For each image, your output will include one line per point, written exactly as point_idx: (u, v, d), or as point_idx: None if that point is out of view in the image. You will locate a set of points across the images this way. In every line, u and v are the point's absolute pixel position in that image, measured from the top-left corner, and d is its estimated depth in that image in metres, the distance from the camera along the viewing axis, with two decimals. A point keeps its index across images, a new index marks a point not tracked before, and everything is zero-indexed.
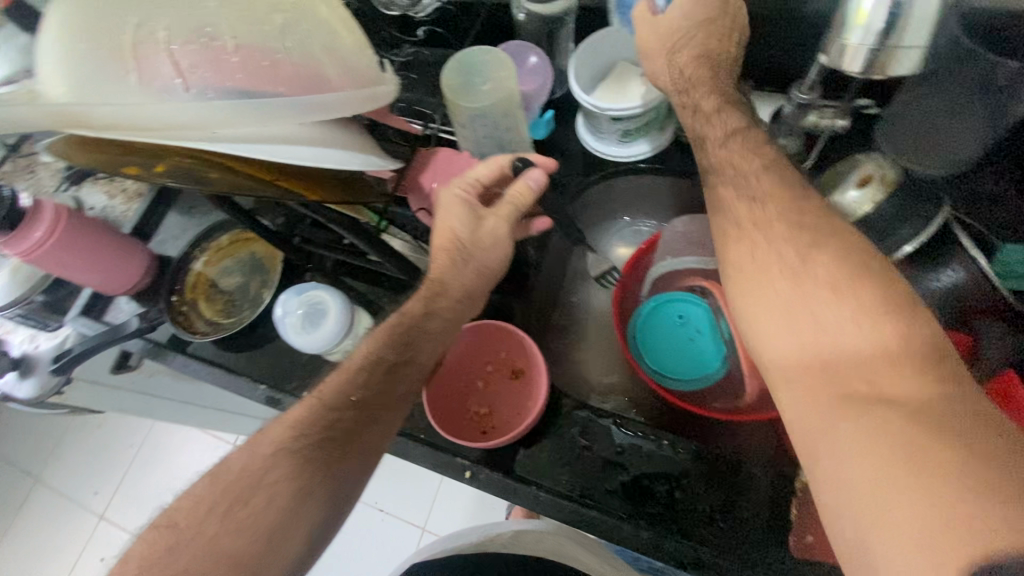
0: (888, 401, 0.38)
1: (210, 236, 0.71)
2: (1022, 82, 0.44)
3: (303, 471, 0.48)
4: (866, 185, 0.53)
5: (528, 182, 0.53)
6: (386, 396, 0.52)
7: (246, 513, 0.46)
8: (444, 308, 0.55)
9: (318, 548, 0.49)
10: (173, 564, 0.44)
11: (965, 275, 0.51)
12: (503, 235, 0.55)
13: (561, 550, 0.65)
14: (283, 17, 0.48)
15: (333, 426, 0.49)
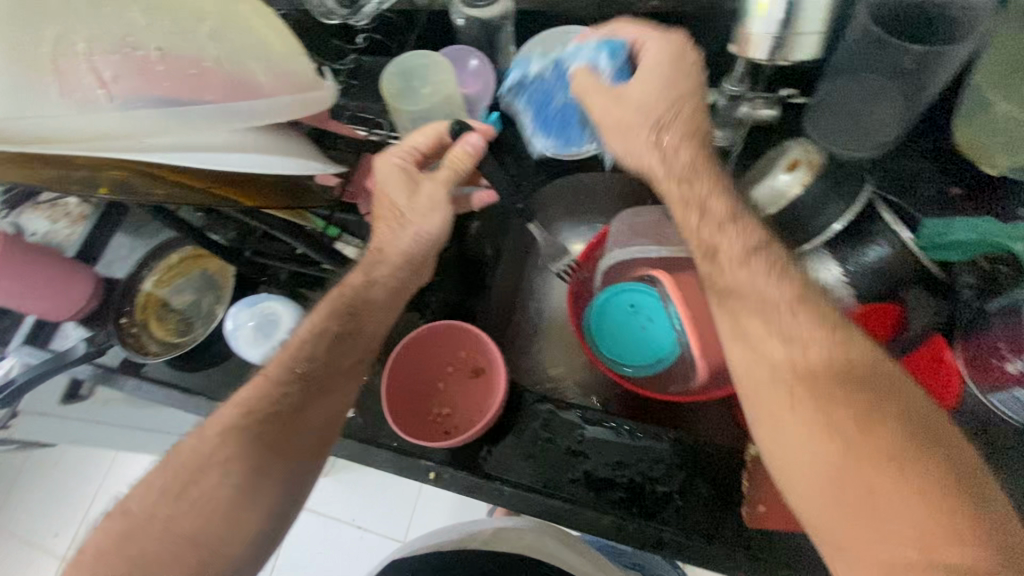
0: (862, 442, 0.40)
1: (161, 255, 0.81)
2: (924, 67, 0.57)
3: (252, 451, 0.47)
4: (796, 169, 0.58)
5: (465, 147, 0.52)
6: (334, 365, 0.51)
7: (199, 494, 0.47)
8: (384, 276, 0.54)
9: (282, 526, 0.49)
10: (132, 547, 0.46)
11: (892, 251, 0.57)
12: (441, 200, 0.54)
13: (545, 550, 0.62)
14: (208, 24, 0.42)
15: (279, 403, 0.49)
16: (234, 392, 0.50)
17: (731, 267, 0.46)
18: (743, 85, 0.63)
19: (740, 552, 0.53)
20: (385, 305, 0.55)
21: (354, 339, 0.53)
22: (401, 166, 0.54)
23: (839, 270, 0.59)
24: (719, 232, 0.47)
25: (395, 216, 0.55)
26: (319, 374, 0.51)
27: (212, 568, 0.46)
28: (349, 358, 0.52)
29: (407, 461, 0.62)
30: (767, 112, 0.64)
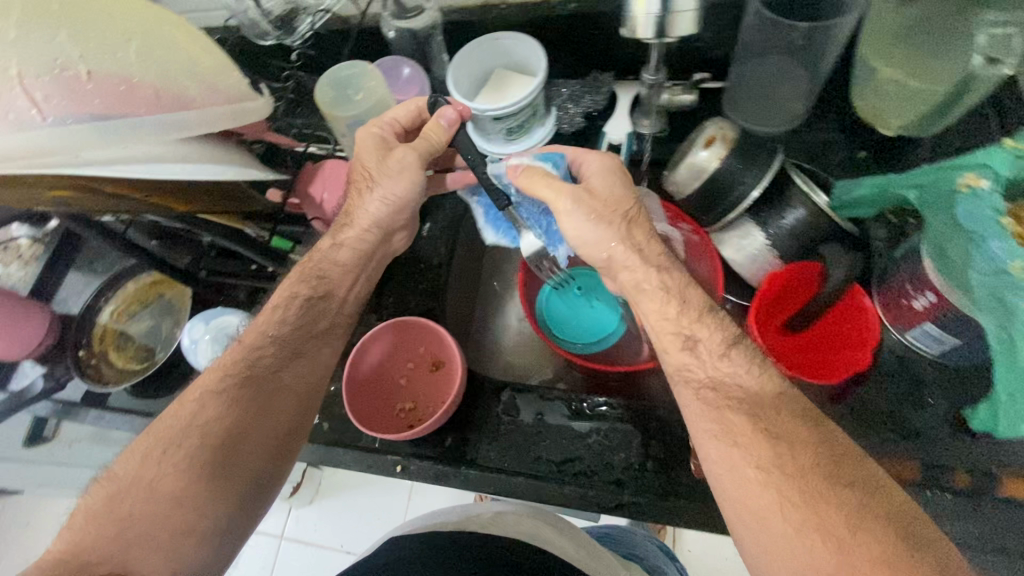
0: (770, 447, 0.42)
1: (117, 286, 0.81)
2: (817, 43, 0.62)
3: (234, 411, 0.48)
4: (712, 145, 0.62)
5: (439, 119, 0.53)
6: (307, 330, 0.54)
7: (182, 455, 0.46)
8: (349, 238, 0.56)
9: (269, 488, 0.49)
10: (119, 509, 0.43)
11: (805, 213, 0.62)
12: (411, 164, 0.53)
13: (542, 536, 0.53)
14: (135, 42, 0.44)
15: (254, 363, 0.51)
16: (213, 363, 0.53)
17: (711, 360, 0.47)
18: (660, 74, 0.64)
19: (691, 504, 0.57)
20: (353, 267, 0.57)
21: (325, 302, 0.55)
22: (380, 136, 0.54)
23: (762, 236, 0.64)
24: (691, 322, 0.48)
25: (365, 180, 0.55)
26: (293, 338, 0.53)
27: (203, 530, 0.44)
28: (322, 322, 0.55)
29: (373, 457, 0.64)
30: (686, 96, 0.69)
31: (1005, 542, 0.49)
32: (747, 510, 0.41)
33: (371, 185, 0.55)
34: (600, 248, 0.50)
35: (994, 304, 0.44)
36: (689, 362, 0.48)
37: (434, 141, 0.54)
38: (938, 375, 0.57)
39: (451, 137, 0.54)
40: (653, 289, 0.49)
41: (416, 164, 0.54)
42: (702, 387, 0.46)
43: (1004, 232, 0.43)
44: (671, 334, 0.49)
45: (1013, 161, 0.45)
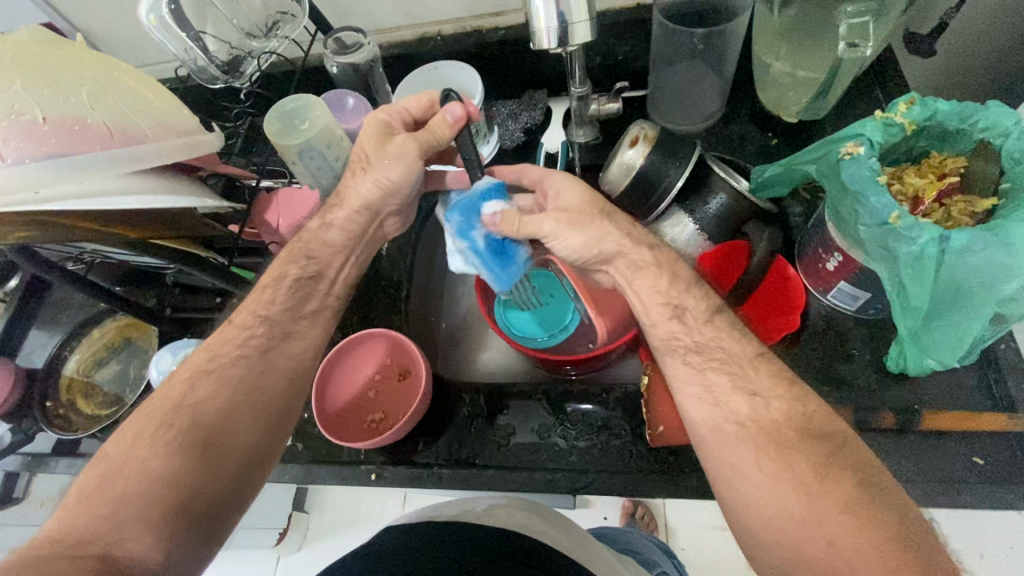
0: (761, 410, 0.45)
1: (81, 335, 0.82)
2: (716, 45, 0.69)
3: (222, 392, 0.51)
4: (637, 144, 0.66)
5: (446, 114, 0.56)
6: (295, 310, 0.57)
7: (174, 433, 0.48)
8: (339, 218, 0.59)
9: (259, 468, 0.52)
10: (112, 489, 0.45)
11: (726, 198, 0.66)
12: (411, 150, 0.57)
13: (534, 526, 0.51)
14: (88, 90, 0.48)
15: (245, 344, 0.54)
16: (202, 343, 0.55)
17: (698, 325, 0.49)
18: (586, 87, 0.69)
19: (653, 475, 0.60)
20: (342, 246, 0.60)
21: (317, 282, 0.58)
22: (385, 120, 0.59)
23: (691, 223, 0.68)
24: (679, 292, 0.50)
25: (361, 162, 0.59)
26: (282, 319, 0.56)
27: (194, 509, 0.46)
28: (312, 302, 0.58)
29: (347, 469, 0.66)
30: (612, 105, 0.74)
31: (935, 472, 0.54)
32: (727, 464, 0.44)
33: (366, 167, 0.58)
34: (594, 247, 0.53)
35: (883, 252, 0.50)
36: (679, 329, 0.49)
37: (437, 134, 0.57)
38: (861, 330, 0.62)
39: (455, 133, 0.57)
40: (636, 272, 0.52)
41: (415, 152, 0.57)
42: (690, 352, 0.48)
43: (881, 189, 0.49)
44: (661, 304, 0.50)
45: (882, 129, 0.52)
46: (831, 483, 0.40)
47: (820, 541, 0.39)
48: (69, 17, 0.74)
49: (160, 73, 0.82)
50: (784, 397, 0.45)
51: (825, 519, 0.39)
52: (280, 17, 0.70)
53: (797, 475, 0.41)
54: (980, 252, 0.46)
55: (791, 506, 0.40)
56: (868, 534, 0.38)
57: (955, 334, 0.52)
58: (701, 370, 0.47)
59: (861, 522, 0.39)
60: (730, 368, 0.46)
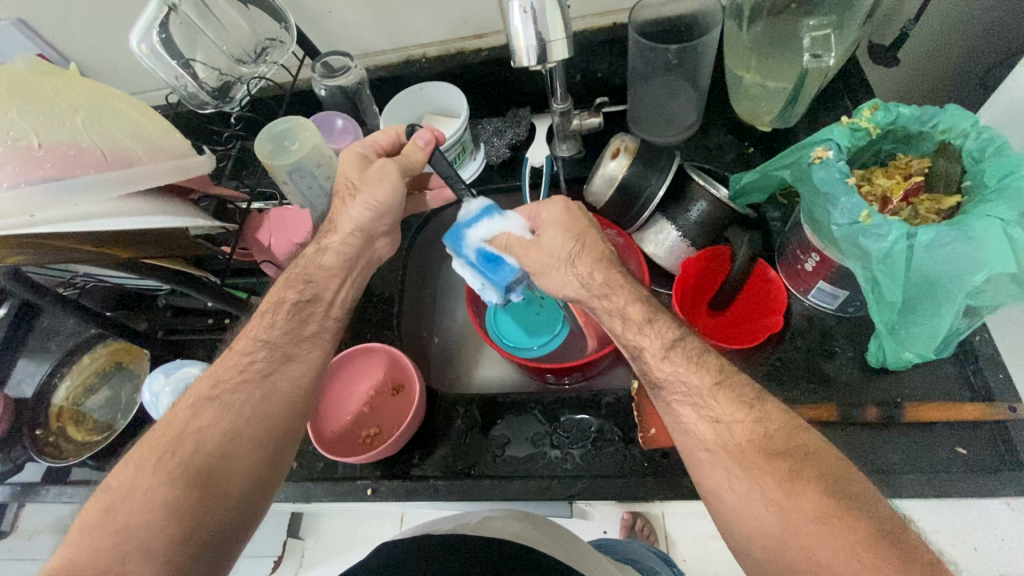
0: (745, 412, 0.46)
1: (71, 361, 0.81)
2: (690, 59, 0.72)
3: (226, 419, 0.51)
4: (619, 156, 0.68)
5: (416, 140, 0.60)
6: (296, 333, 0.57)
7: (177, 462, 0.48)
8: (333, 242, 0.60)
9: (264, 492, 0.52)
10: (115, 522, 0.46)
11: (708, 206, 0.67)
12: (391, 171, 0.58)
13: (531, 536, 0.51)
14: (82, 116, 0.49)
15: (248, 369, 0.54)
16: (205, 374, 0.56)
17: (655, 363, 0.49)
18: (568, 104, 0.72)
19: (647, 477, 0.61)
20: (339, 270, 0.60)
21: (313, 305, 0.59)
22: (360, 152, 0.61)
23: (674, 230, 0.70)
24: (634, 335, 0.51)
25: (349, 189, 0.60)
26: (283, 343, 0.56)
27: (200, 537, 0.47)
28: (309, 326, 0.58)
29: (343, 485, 0.66)
30: (593, 120, 0.76)
31: (922, 464, 0.55)
32: (712, 462, 0.45)
33: (354, 194, 0.59)
34: (578, 262, 0.53)
35: (856, 249, 0.52)
36: (643, 370, 0.51)
37: (412, 159, 0.60)
38: (842, 327, 0.64)
39: (428, 156, 0.61)
40: (620, 280, 0.53)
41: (396, 171, 0.58)
42: (657, 393, 0.49)
43: (850, 189, 0.51)
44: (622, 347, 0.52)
45: (848, 133, 0.55)
46: (798, 491, 0.42)
47: (801, 551, 0.40)
48: (61, 48, 0.76)
49: (152, 100, 0.83)
50: (747, 420, 0.45)
51: (800, 515, 0.41)
52: (269, 43, 0.73)
53: (773, 476, 0.43)
54: (945, 246, 0.48)
55: (770, 500, 0.42)
56: (843, 537, 0.39)
57: (929, 327, 0.53)
58: (670, 406, 0.49)
59: (829, 527, 0.40)
60: (693, 403, 0.47)
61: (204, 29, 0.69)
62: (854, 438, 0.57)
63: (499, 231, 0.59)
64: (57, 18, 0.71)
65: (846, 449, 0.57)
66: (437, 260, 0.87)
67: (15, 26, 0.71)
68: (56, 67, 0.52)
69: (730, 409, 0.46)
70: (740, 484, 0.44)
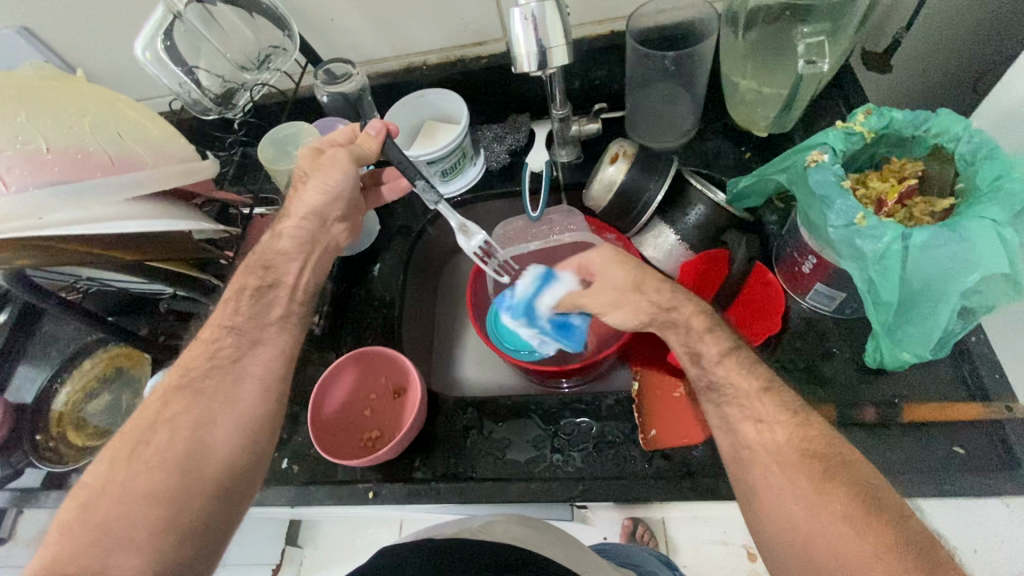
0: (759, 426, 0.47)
1: (72, 366, 0.81)
2: (686, 66, 0.73)
3: (196, 404, 0.52)
4: (617, 160, 0.69)
5: (368, 131, 0.62)
6: (260, 318, 0.57)
7: (153, 448, 0.49)
8: (286, 227, 0.61)
9: (246, 479, 0.52)
10: (93, 515, 0.46)
11: (706, 208, 0.68)
12: (343, 159, 0.61)
13: (532, 540, 0.51)
14: (90, 121, 0.50)
15: (216, 355, 0.55)
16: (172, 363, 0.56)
17: (711, 366, 0.51)
18: (567, 110, 0.72)
19: (649, 478, 0.61)
20: (296, 253, 0.61)
21: (274, 290, 0.59)
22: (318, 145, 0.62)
23: (672, 234, 0.70)
24: (694, 340, 0.53)
25: (301, 176, 0.61)
26: (249, 327, 0.57)
27: (182, 526, 0.47)
28: (274, 310, 0.59)
29: (343, 488, 0.66)
30: (592, 125, 0.77)
31: (922, 465, 0.55)
32: (744, 466, 0.47)
33: (307, 180, 0.61)
34: None
35: (852, 250, 0.53)
36: (697, 374, 0.52)
37: (365, 150, 0.62)
38: (840, 329, 0.65)
39: (380, 146, 0.62)
40: None
41: (346, 160, 0.61)
42: (708, 392, 0.51)
43: (845, 192, 0.52)
44: (682, 351, 0.54)
45: (843, 137, 0.56)
46: (829, 493, 0.42)
47: (826, 550, 0.41)
48: (65, 56, 0.76)
49: (155, 107, 0.84)
50: (788, 422, 0.47)
51: (814, 518, 0.42)
52: (271, 50, 0.74)
53: (807, 476, 0.44)
54: (940, 247, 0.49)
55: (795, 508, 0.43)
56: (868, 542, 0.40)
57: (925, 328, 0.54)
58: (716, 406, 0.50)
59: (859, 530, 0.40)
60: (740, 403, 0.49)
61: (208, 37, 0.70)
62: (853, 438, 0.58)
63: (559, 297, 0.63)
64: (62, 26, 0.72)
65: None
66: (438, 265, 0.88)
67: (19, 33, 0.72)
68: (64, 73, 0.53)
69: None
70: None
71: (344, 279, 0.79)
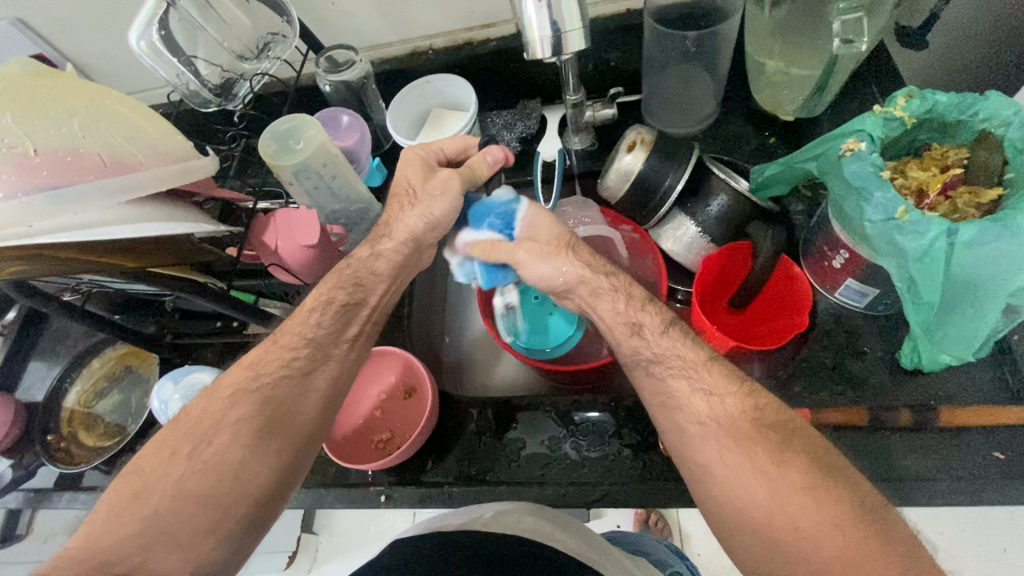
0: (798, 432, 0.43)
1: (80, 365, 0.80)
2: (705, 48, 0.69)
3: (262, 413, 0.50)
4: (634, 149, 0.64)
5: (486, 155, 0.58)
6: (338, 333, 0.54)
7: (214, 450, 0.47)
8: (388, 249, 0.56)
9: (282, 492, 0.50)
10: (142, 507, 0.45)
11: (729, 200, 0.63)
12: (455, 187, 0.55)
13: (550, 533, 0.49)
14: (80, 121, 0.48)
15: (289, 363, 0.52)
16: (243, 358, 0.54)
17: (654, 338, 0.49)
18: (581, 95, 0.68)
19: (668, 483, 0.60)
20: (389, 276, 0.57)
21: (362, 309, 0.56)
22: (426, 159, 0.59)
23: (693, 226, 0.66)
24: (636, 312, 0.51)
25: (407, 197, 0.57)
26: (326, 341, 0.54)
27: (223, 530, 0.46)
28: (353, 326, 0.55)
29: (356, 491, 0.64)
30: (607, 111, 0.73)
31: (957, 470, 0.53)
32: None
33: (413, 202, 0.56)
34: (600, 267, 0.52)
35: (891, 247, 0.49)
36: (639, 346, 0.50)
37: (478, 172, 0.57)
38: (870, 326, 0.62)
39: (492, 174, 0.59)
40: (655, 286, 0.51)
41: (458, 188, 0.55)
42: (651, 364, 0.49)
43: (886, 183, 0.49)
44: (621, 324, 0.51)
45: (881, 123, 0.52)
46: (864, 486, 0.40)
47: (825, 547, 0.38)
48: (61, 48, 0.74)
49: (154, 98, 0.82)
50: (737, 392, 0.45)
51: (819, 523, 0.39)
52: (271, 38, 0.71)
53: (780, 454, 0.42)
54: (988, 244, 0.45)
55: (796, 506, 0.39)
56: (829, 511, 0.39)
57: (969, 330, 0.51)
58: (663, 379, 0.48)
59: (815, 500, 0.39)
60: (688, 374, 0.47)
61: (205, 25, 0.66)
62: (886, 441, 0.55)
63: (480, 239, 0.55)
64: (54, 15, 0.69)
65: (878, 456, 0.55)
66: (447, 259, 0.85)
67: (14, 25, 0.69)
68: (52, 69, 0.51)
69: (760, 396, 0.45)
70: (731, 465, 0.43)
71: None
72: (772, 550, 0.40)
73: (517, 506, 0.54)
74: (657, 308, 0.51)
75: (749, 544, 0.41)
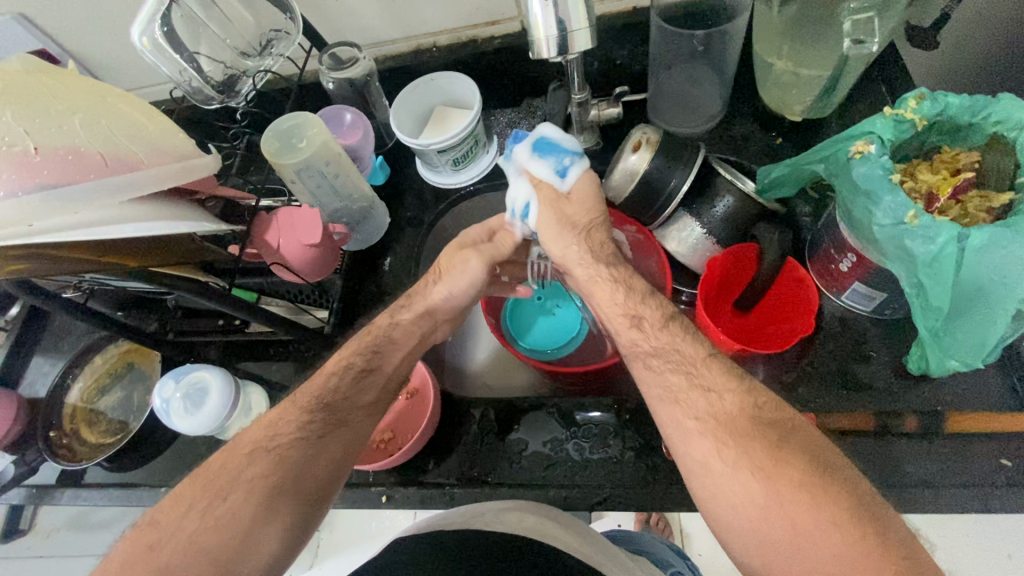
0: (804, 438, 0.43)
1: (83, 362, 0.79)
2: (713, 46, 0.68)
3: (276, 473, 0.47)
4: (639, 149, 0.63)
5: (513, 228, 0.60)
6: (354, 403, 0.53)
7: (226, 507, 0.45)
8: (405, 320, 0.58)
9: (292, 552, 0.47)
10: (155, 560, 0.43)
11: (733, 202, 0.63)
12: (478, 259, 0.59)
13: (552, 534, 0.49)
14: (80, 118, 0.47)
15: (307, 425, 0.50)
16: (265, 415, 0.52)
17: (654, 332, 0.49)
18: (586, 94, 0.68)
19: (671, 487, 0.59)
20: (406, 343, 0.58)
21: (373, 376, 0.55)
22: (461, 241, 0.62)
23: (698, 227, 0.66)
24: (636, 303, 0.51)
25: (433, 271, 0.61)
26: (340, 408, 0.52)
27: None
28: (367, 395, 0.54)
29: (357, 492, 0.64)
30: (612, 110, 0.72)
31: (963, 477, 0.53)
32: None
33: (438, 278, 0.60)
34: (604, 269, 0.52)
35: (900, 252, 0.49)
36: (638, 338, 0.50)
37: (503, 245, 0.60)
38: (877, 330, 0.61)
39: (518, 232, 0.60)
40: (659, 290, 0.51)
41: None
42: (649, 357, 0.48)
43: (895, 187, 0.48)
44: (621, 315, 0.51)
45: (891, 125, 0.52)
46: (872, 494, 0.40)
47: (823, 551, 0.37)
48: (64, 43, 0.73)
49: (157, 94, 0.81)
50: (737, 389, 0.45)
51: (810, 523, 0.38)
52: (274, 34, 0.70)
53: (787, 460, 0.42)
54: (1001, 249, 0.45)
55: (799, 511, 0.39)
56: (826, 509, 0.38)
57: (979, 335, 0.51)
58: (661, 374, 0.47)
59: (812, 498, 0.39)
60: (687, 368, 0.47)
61: (207, 22, 0.66)
62: (890, 447, 0.55)
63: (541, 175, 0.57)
64: (56, 10, 0.68)
65: (883, 463, 0.54)
66: None
67: (17, 20, 0.68)
68: (53, 66, 0.50)
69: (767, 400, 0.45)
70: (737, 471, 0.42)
71: (354, 273, 0.76)
72: (766, 548, 0.39)
73: (521, 505, 0.54)
74: (658, 302, 0.52)
75: (749, 546, 0.41)
